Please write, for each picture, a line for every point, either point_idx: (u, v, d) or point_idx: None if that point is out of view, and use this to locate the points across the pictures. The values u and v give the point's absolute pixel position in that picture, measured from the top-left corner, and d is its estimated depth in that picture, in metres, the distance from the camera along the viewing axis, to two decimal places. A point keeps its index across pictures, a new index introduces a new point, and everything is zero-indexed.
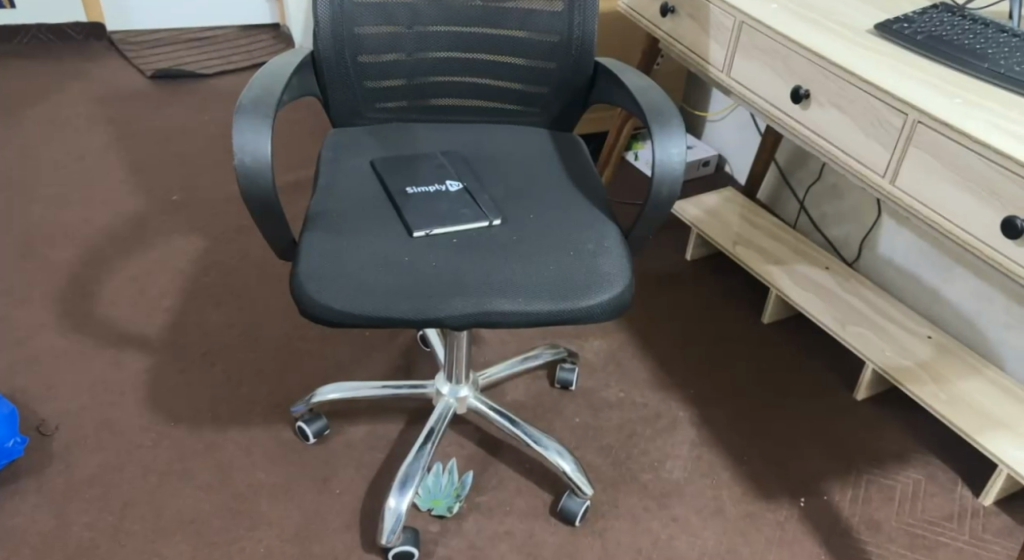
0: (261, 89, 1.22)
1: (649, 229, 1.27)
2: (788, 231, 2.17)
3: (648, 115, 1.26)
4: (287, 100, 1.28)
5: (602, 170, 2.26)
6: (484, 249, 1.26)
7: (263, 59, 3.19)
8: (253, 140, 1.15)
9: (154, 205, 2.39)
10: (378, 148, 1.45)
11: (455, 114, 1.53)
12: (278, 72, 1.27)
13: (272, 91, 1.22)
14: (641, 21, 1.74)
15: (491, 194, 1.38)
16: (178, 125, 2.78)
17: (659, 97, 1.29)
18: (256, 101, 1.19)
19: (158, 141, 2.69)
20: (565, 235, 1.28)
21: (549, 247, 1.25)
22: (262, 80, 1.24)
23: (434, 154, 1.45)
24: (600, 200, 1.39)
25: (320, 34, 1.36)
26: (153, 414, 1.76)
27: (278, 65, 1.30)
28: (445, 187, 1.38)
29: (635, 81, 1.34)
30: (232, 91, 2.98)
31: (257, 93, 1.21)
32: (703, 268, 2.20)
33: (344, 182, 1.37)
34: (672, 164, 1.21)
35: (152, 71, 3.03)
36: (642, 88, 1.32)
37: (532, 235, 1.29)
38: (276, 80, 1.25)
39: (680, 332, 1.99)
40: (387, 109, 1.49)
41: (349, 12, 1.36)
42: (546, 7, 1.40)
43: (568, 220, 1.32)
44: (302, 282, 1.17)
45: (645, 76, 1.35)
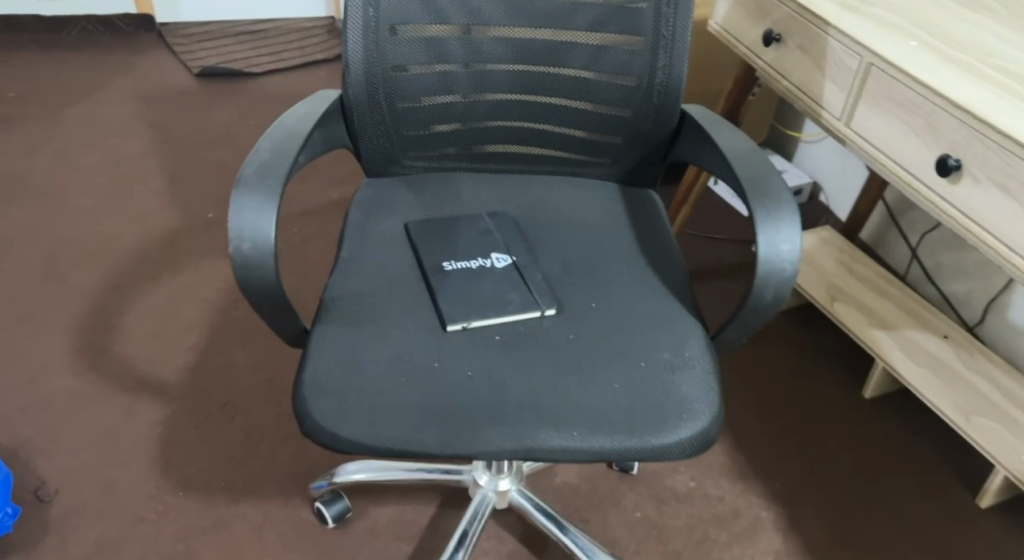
0: (269, 151, 0.99)
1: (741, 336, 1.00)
2: (897, 284, 1.85)
3: (748, 191, 0.98)
4: (305, 158, 1.04)
5: (679, 210, 1.97)
6: (531, 352, 1.01)
7: (315, 56, 2.98)
8: (256, 222, 0.92)
9: (180, 213, 2.17)
10: (416, 208, 1.21)
11: (510, 163, 1.28)
12: (296, 127, 1.04)
13: (284, 153, 0.99)
14: (737, 46, 1.46)
15: (544, 274, 1.13)
16: (222, 126, 2.57)
17: (763, 165, 1.01)
18: (262, 169, 0.96)
19: (198, 144, 2.47)
20: (635, 335, 1.03)
21: (613, 354, 1.00)
22: (272, 139, 1.01)
23: (479, 216, 1.20)
24: (679, 285, 1.12)
25: (351, 75, 1.12)
26: (162, 475, 1.56)
27: (296, 119, 1.06)
28: (490, 262, 1.13)
29: (731, 142, 1.06)
30: (281, 92, 2.77)
31: (265, 157, 0.98)
32: (792, 322, 1.90)
33: (370, 254, 1.13)
34: (780, 259, 0.93)
35: (199, 68, 2.84)
36: (742, 152, 1.04)
37: (595, 332, 1.04)
38: (292, 140, 1.01)
39: (765, 403, 1.70)
40: (431, 157, 1.26)
41: (388, 49, 1.12)
42: (626, 44, 1.14)
43: (639, 313, 1.06)
44: (307, 397, 0.94)
45: (744, 134, 1.08)
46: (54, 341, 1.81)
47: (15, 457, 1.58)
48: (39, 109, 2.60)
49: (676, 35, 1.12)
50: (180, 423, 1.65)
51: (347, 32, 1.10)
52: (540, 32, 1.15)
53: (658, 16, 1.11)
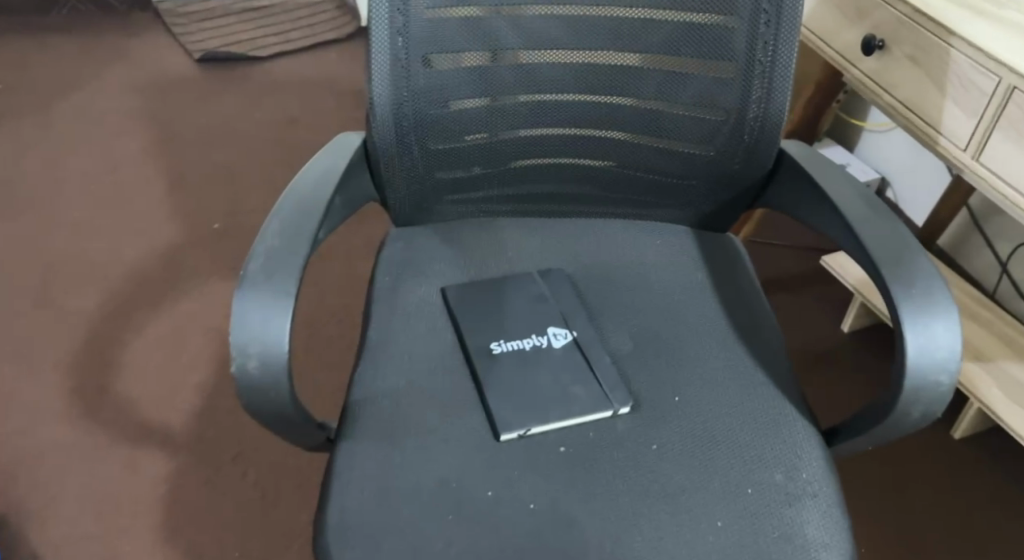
0: (282, 228, 0.79)
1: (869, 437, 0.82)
2: (987, 305, 1.64)
3: (883, 274, 0.78)
4: (324, 233, 0.84)
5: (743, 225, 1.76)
6: (605, 472, 0.82)
7: (325, 35, 2.74)
8: (266, 337, 0.73)
9: (183, 225, 1.97)
10: (455, 268, 1.01)
11: (563, 207, 1.07)
12: (312, 197, 0.84)
13: (299, 238, 0.78)
14: (821, 47, 1.23)
15: (612, 355, 0.93)
16: (226, 119, 2.35)
17: (898, 236, 0.80)
18: (271, 263, 0.76)
19: (201, 141, 2.25)
20: (734, 447, 0.84)
21: (708, 477, 0.81)
22: (282, 218, 0.80)
23: (531, 276, 1.00)
24: (778, 369, 0.92)
25: (377, 117, 0.92)
26: (168, 543, 1.39)
27: (312, 186, 0.86)
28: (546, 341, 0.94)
29: (851, 202, 0.85)
30: (289, 79, 2.54)
31: (274, 246, 0.78)
32: (863, 345, 1.68)
33: (400, 335, 0.93)
34: (931, 368, 0.74)
35: (200, 53, 2.61)
36: (867, 216, 0.83)
37: (682, 441, 0.85)
38: (308, 217, 0.81)
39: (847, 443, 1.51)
40: (469, 203, 1.05)
41: (419, 83, 0.92)
42: (712, 71, 0.92)
43: (734, 413, 0.87)
44: (335, 546, 0.76)
45: (865, 187, 0.87)
46: (47, 381, 1.63)
47: (5, 524, 1.42)
48: (28, 104, 2.39)
49: (779, 61, 0.90)
50: (188, 479, 1.48)
51: (370, 65, 0.90)
52: (604, 58, 0.94)
53: (751, 39, 0.89)
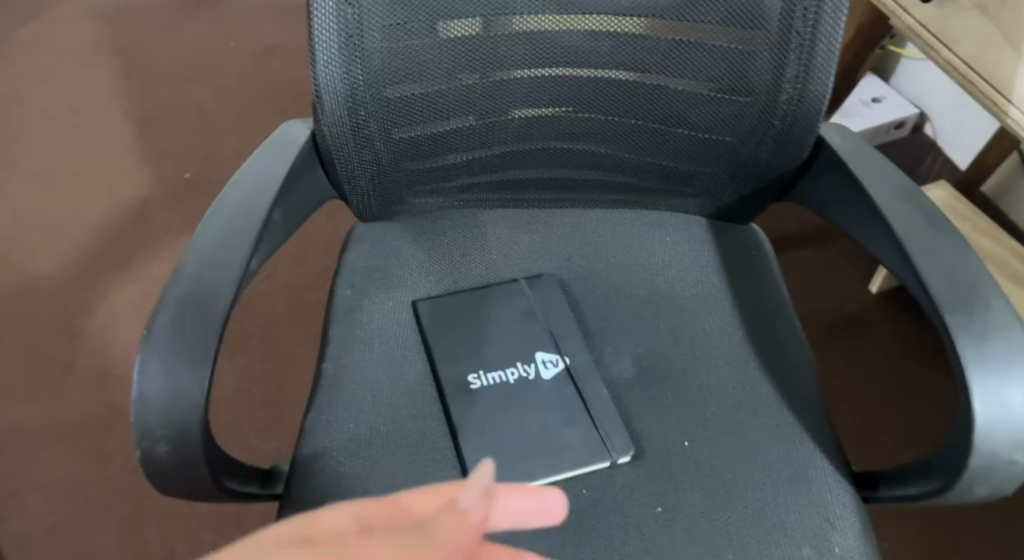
0: (202, 263, 0.65)
1: (916, 498, 0.68)
2: None
3: (946, 318, 0.63)
4: (256, 262, 0.69)
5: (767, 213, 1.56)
6: (599, 544, 0.70)
7: None
8: (175, 412, 0.59)
9: (152, 176, 1.80)
10: (427, 273, 0.85)
11: (558, 198, 0.90)
12: (240, 218, 0.68)
13: (218, 281, 0.64)
14: None
15: (610, 387, 0.79)
16: (200, 47, 2.13)
17: (963, 269, 0.65)
18: (182, 317, 0.62)
19: (172, 73, 2.05)
20: (754, 513, 0.72)
21: (720, 549, 0.70)
22: (202, 250, 0.66)
23: (517, 284, 0.85)
24: (807, 406, 0.78)
25: (326, 105, 0.75)
26: (140, 542, 1.30)
27: (240, 199, 0.70)
28: (533, 370, 0.80)
29: (903, 218, 0.69)
30: None
31: (188, 292, 0.63)
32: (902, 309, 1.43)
33: (361, 365, 0.79)
34: (1006, 445, 0.61)
35: None
36: (927, 238, 0.67)
37: (693, 501, 0.72)
38: (232, 248, 0.66)
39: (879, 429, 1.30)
40: (446, 197, 0.88)
41: (376, 62, 0.75)
42: (737, 42, 0.74)
43: (755, 465, 0.74)
44: None
45: (923, 196, 0.71)
46: (9, 359, 1.51)
47: None
48: None
49: (821, 32, 0.72)
50: None
51: (313, 41, 0.72)
52: (606, 22, 0.75)
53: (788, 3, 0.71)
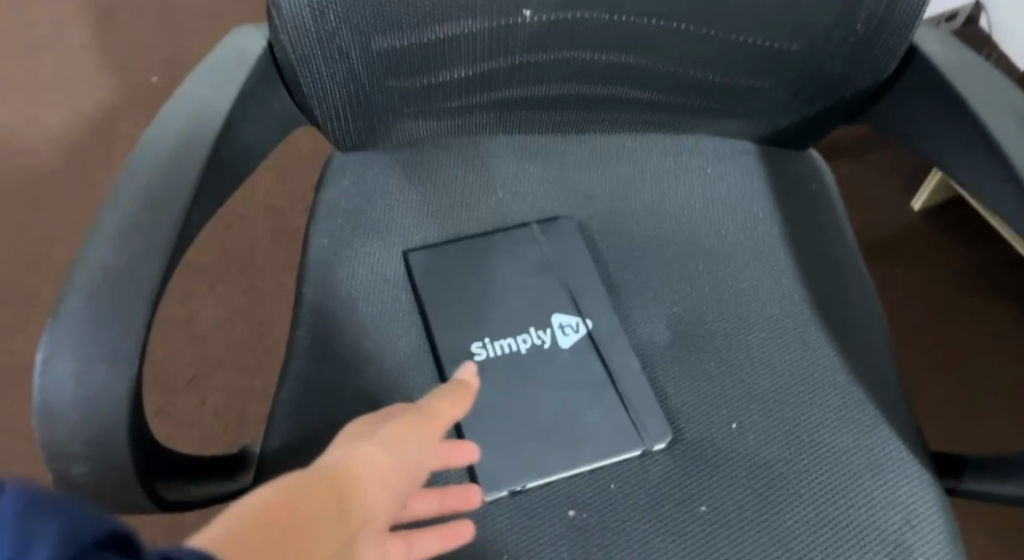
0: (120, 227, 0.50)
1: (1015, 502, 0.56)
2: None
3: None
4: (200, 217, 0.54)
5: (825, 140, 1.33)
6: (629, 550, 0.58)
7: None
8: (90, 422, 0.46)
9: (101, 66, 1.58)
10: (419, 216, 0.70)
11: (581, 121, 0.73)
12: (175, 164, 0.53)
13: (144, 251, 0.49)
14: None
15: (641, 356, 0.66)
16: None
17: None
18: (101, 296, 0.48)
19: None
20: (814, 513, 0.60)
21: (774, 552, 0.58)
22: (124, 208, 0.51)
23: (529, 229, 0.70)
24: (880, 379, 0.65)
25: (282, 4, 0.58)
26: None
27: (177, 134, 0.55)
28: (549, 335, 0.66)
29: None
30: None
31: (105, 264, 0.49)
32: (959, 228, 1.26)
33: (341, 330, 0.65)
34: None
35: None
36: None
37: (742, 498, 0.60)
38: (164, 204, 0.51)
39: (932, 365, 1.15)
40: (439, 121, 0.71)
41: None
42: None
43: (817, 454, 0.62)
44: None
45: None
46: None
47: None
48: None
49: None
50: None
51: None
52: None
53: None
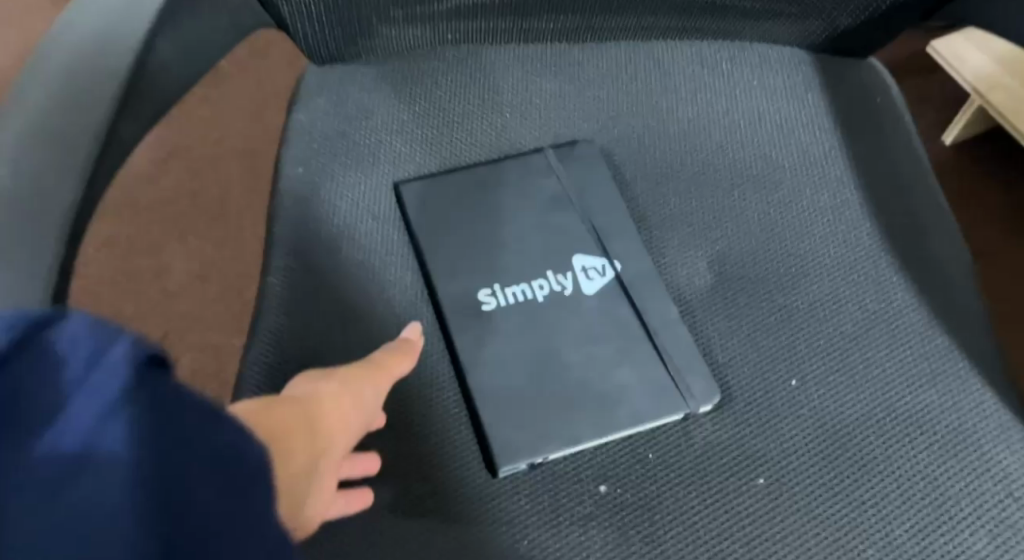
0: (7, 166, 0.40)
1: None
2: None
3: None
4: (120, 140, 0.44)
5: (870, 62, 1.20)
6: (674, 532, 0.48)
7: None
8: None
9: None
10: (412, 142, 0.59)
11: (600, 25, 0.62)
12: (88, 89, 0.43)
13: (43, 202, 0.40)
14: None
15: (679, 303, 0.56)
16: None
17: None
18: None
19: None
20: (892, 486, 0.50)
21: (848, 532, 0.49)
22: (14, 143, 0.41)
23: (542, 155, 0.59)
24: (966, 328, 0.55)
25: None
26: None
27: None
28: (571, 280, 0.55)
29: None
30: None
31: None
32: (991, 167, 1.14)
33: (322, 277, 0.54)
34: None
35: None
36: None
37: (805, 467, 0.50)
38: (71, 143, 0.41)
39: None
40: (431, 25, 0.60)
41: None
42: None
43: (893, 416, 0.52)
44: None
45: None
46: None
47: None
48: None
49: None
50: None
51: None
52: None
53: None
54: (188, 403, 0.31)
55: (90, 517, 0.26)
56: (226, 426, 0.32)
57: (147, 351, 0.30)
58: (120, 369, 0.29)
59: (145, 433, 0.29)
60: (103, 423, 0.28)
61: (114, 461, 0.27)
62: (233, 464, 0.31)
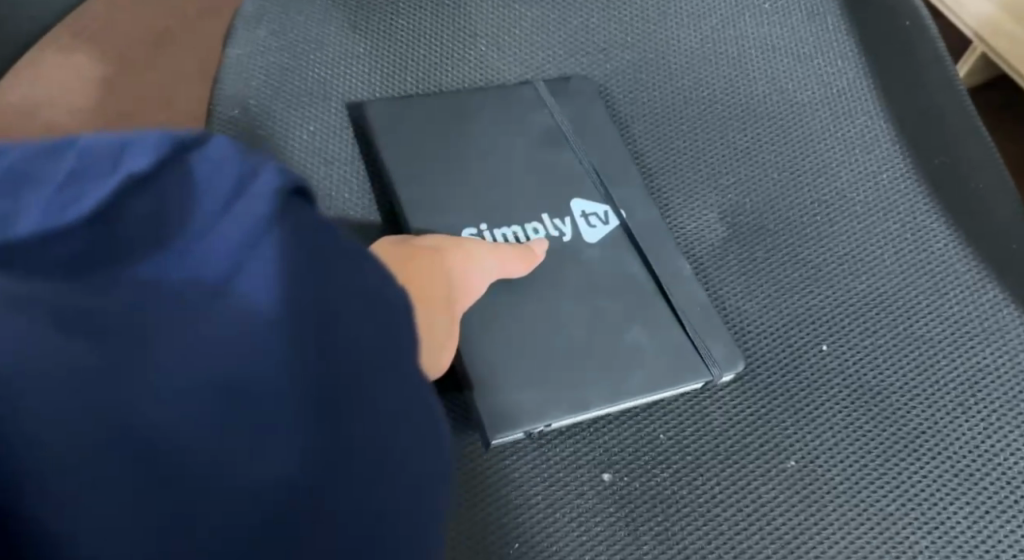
0: None
1: None
2: None
3: None
4: None
5: None
6: (694, 526, 0.40)
7: None
8: None
9: None
10: (373, 79, 0.50)
11: None
12: None
13: None
14: None
15: (688, 258, 0.48)
16: None
17: None
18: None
19: None
20: (944, 464, 0.43)
21: (896, 519, 0.41)
22: None
23: (529, 88, 0.50)
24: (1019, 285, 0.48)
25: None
26: None
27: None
28: (570, 226, 0.47)
29: None
30: None
31: None
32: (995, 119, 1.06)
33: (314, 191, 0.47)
34: None
35: None
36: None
37: (840, 446, 0.43)
38: None
39: None
40: None
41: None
42: None
43: (940, 382, 0.45)
44: None
45: None
46: None
47: None
48: None
49: None
50: None
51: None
52: None
53: None
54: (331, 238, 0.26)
55: (244, 375, 0.22)
56: (369, 272, 0.28)
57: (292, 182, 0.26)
58: (265, 199, 0.24)
59: (296, 279, 0.24)
60: (251, 264, 0.23)
61: (259, 319, 0.23)
62: (380, 311, 0.27)
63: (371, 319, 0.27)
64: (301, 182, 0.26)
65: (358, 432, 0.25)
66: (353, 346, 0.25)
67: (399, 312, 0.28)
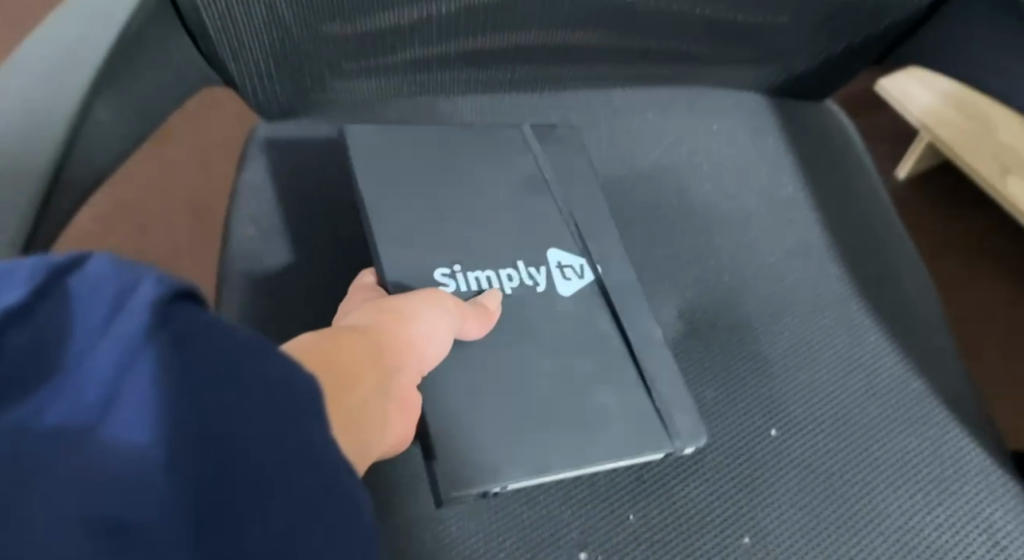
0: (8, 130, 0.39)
1: None
2: None
3: None
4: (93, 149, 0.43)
5: None
6: None
7: None
8: None
9: None
10: None
11: (553, 71, 0.60)
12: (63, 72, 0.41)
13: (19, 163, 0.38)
14: None
15: None
16: None
17: None
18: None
19: None
20: (879, 541, 0.48)
21: None
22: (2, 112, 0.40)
23: None
24: (940, 374, 0.55)
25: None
26: None
27: (48, 57, 0.41)
28: (546, 276, 0.51)
29: None
30: None
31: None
32: (942, 198, 1.13)
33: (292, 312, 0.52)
34: None
35: None
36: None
37: (790, 526, 0.48)
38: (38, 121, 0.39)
39: None
40: (382, 75, 0.57)
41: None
42: None
43: (876, 468, 0.51)
44: None
45: None
46: None
47: None
48: None
49: None
50: None
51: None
52: None
53: None
54: (229, 335, 0.27)
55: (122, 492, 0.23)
56: (275, 362, 0.27)
57: (175, 289, 0.27)
58: (140, 314, 0.26)
59: (179, 384, 0.25)
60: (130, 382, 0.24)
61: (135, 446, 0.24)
62: (282, 402, 0.26)
63: (270, 415, 0.26)
64: (187, 287, 0.27)
65: (253, 539, 0.24)
66: (244, 449, 0.25)
67: (315, 399, 0.27)
